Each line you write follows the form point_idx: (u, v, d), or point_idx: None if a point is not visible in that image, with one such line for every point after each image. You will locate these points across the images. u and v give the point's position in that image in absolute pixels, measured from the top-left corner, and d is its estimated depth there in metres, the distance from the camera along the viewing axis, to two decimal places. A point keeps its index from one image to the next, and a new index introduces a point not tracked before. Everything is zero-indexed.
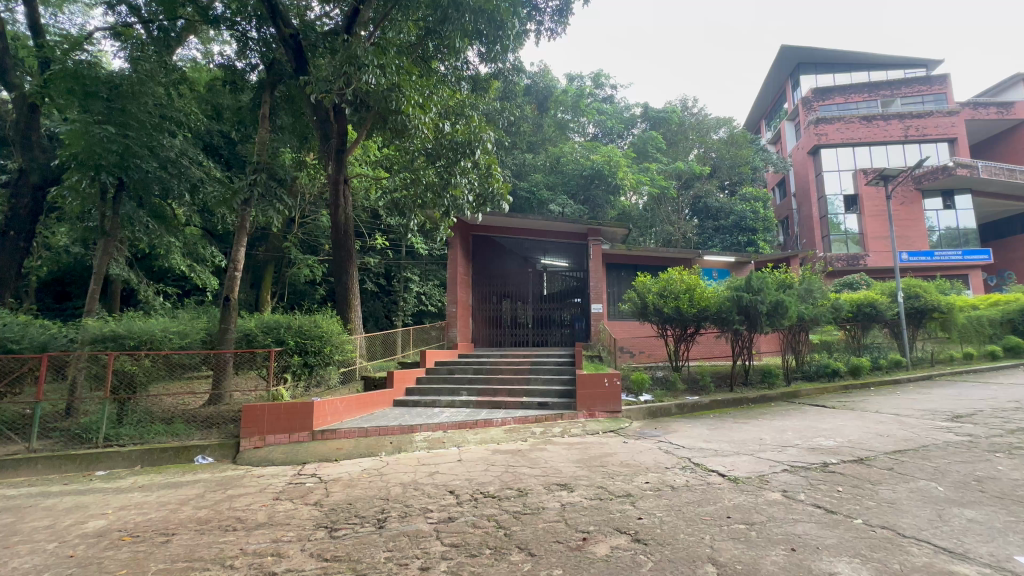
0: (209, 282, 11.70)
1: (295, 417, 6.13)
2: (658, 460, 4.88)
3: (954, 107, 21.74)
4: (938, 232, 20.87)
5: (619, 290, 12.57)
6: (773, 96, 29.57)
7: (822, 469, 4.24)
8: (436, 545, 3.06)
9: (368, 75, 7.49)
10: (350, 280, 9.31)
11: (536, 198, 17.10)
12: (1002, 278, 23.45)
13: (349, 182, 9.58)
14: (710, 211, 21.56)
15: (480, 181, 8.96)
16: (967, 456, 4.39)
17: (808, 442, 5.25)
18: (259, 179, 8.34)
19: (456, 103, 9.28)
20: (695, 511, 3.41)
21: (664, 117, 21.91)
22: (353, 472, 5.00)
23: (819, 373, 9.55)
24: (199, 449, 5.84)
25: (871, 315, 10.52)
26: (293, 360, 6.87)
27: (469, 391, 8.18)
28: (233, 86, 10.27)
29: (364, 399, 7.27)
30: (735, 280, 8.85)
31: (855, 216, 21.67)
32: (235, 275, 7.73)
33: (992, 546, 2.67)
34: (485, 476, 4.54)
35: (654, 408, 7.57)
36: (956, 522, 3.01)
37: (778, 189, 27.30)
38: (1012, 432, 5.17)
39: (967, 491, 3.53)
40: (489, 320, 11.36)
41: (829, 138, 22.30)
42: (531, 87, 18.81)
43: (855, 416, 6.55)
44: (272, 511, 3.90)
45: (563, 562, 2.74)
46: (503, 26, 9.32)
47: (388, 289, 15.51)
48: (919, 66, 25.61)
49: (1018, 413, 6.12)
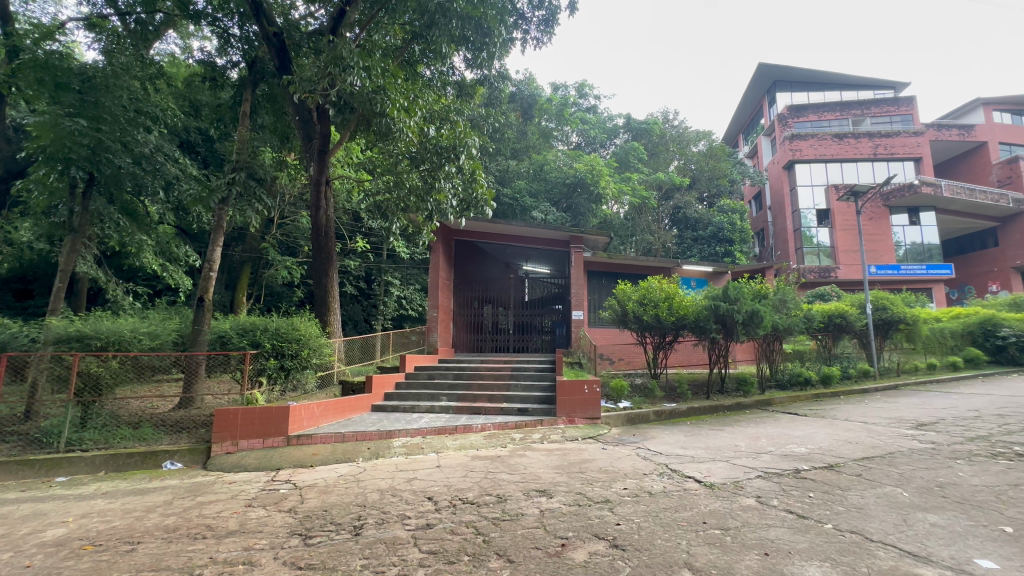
0: (182, 282, 11.32)
1: (271, 422, 6.02)
2: (637, 466, 4.93)
3: (920, 128, 22.71)
4: (904, 247, 21.73)
5: (599, 297, 12.67)
6: (751, 110, 30.29)
7: (794, 475, 4.34)
8: (414, 552, 3.02)
9: (354, 78, 7.44)
10: (329, 282, 9.15)
11: (519, 204, 17.16)
12: (963, 292, 24.42)
13: (331, 184, 9.42)
14: (688, 222, 21.99)
15: (465, 186, 9.00)
16: (931, 463, 4.56)
17: (780, 449, 5.37)
18: (238, 178, 8.22)
19: (441, 108, 9.30)
20: (672, 517, 3.45)
21: (645, 128, 22.41)
22: (328, 478, 4.91)
23: (792, 381, 9.79)
24: (167, 455, 5.66)
25: (841, 325, 10.82)
26: (269, 364, 6.74)
27: (449, 397, 8.11)
28: (212, 83, 10.03)
29: (342, 404, 7.17)
30: (713, 289, 9.02)
31: (827, 230, 22.35)
32: (211, 275, 7.54)
33: (954, 550, 2.77)
34: (464, 482, 4.51)
35: (633, 415, 7.63)
36: (920, 526, 3.13)
37: (755, 202, 28.06)
38: (971, 440, 5.39)
39: (930, 496, 3.67)
40: (471, 325, 11.35)
41: (804, 153, 23.06)
42: (517, 94, 18.81)
43: (824, 424, 6.75)
44: (244, 518, 3.80)
45: (542, 568, 2.74)
46: (490, 33, 9.48)
47: (367, 292, 15.35)
48: (887, 87, 26.74)
49: (977, 421, 6.38)
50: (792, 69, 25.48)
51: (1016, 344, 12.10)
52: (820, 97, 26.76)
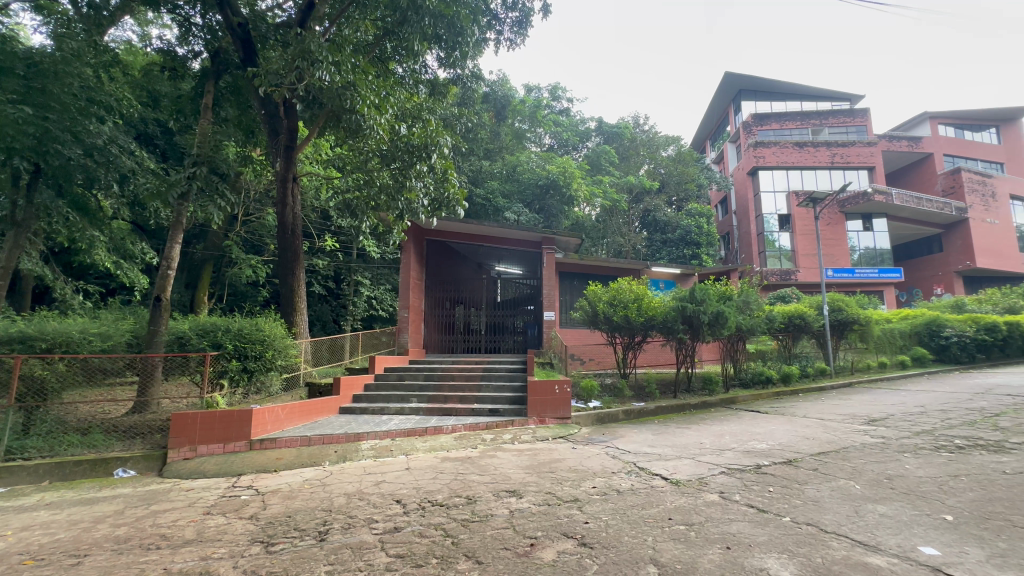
0: (138, 280, 10.58)
1: (232, 426, 5.82)
2: (606, 465, 4.99)
3: (874, 138, 23.91)
4: (858, 252, 22.83)
5: (570, 298, 12.82)
6: (717, 117, 31.23)
7: (755, 471, 4.49)
8: (381, 556, 2.97)
9: (323, 73, 7.29)
10: (296, 281, 8.90)
11: (491, 205, 17.09)
12: (912, 295, 25.81)
13: (299, 180, 9.18)
14: (657, 225, 22.47)
15: (436, 185, 8.91)
16: (881, 456, 4.80)
17: (742, 445, 5.55)
18: (199, 173, 7.89)
19: (413, 107, 9.24)
20: (639, 514, 3.51)
21: (616, 133, 22.89)
22: (293, 482, 4.77)
23: (754, 380, 10.14)
24: (119, 462, 5.37)
25: (801, 325, 11.26)
26: (231, 365, 6.48)
27: (419, 399, 8.01)
28: (172, 73, 9.60)
29: (308, 407, 6.97)
30: (680, 290, 9.24)
31: (788, 234, 23.26)
32: (168, 273, 7.22)
33: (900, 538, 2.93)
34: (433, 484, 4.46)
35: (602, 414, 7.74)
36: (870, 517, 3.29)
37: (721, 206, 28.93)
38: (918, 434, 5.71)
39: (880, 488, 3.86)
40: (442, 325, 11.26)
41: (767, 160, 23.95)
42: (489, 95, 18.37)
43: (785, 420, 7.01)
44: (202, 527, 3.64)
45: (510, 568, 2.74)
46: (462, 32, 9.47)
47: (337, 292, 15.03)
48: (844, 99, 28.08)
49: (923, 416, 6.75)
50: (756, 79, 26.40)
51: (958, 343, 12.86)
52: (782, 107, 27.81)
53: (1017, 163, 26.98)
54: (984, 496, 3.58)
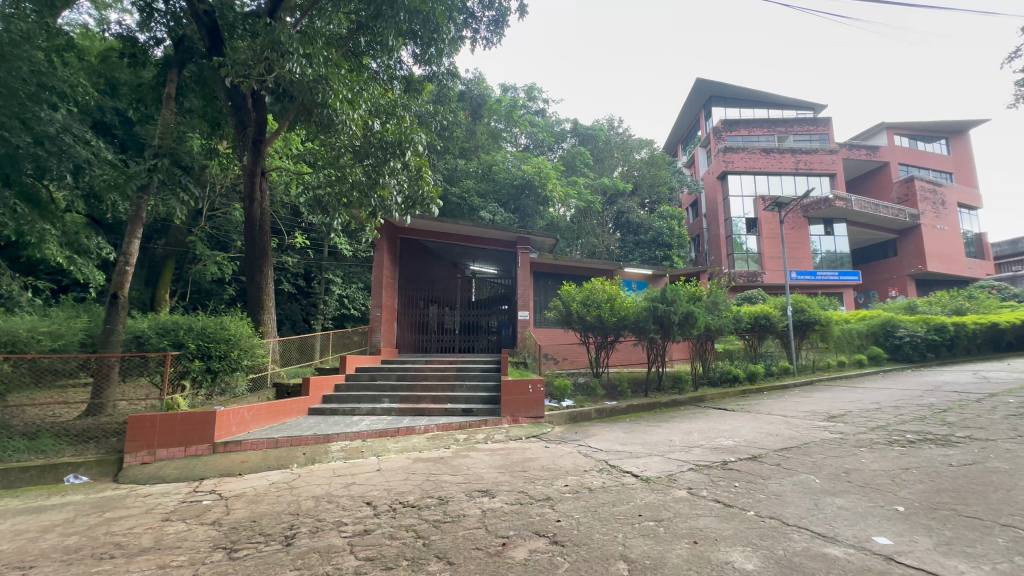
0: (93, 276, 9.93)
1: (193, 429, 5.59)
2: (578, 463, 5.03)
3: (835, 146, 24.92)
4: (820, 255, 23.79)
5: (545, 298, 12.90)
6: (689, 122, 31.95)
7: (722, 467, 4.62)
8: (350, 560, 2.91)
9: (293, 65, 7.08)
10: (264, 279, 8.63)
11: (467, 204, 16.98)
12: (869, 296, 27.08)
13: (268, 175, 8.91)
14: (631, 227, 22.79)
15: (410, 183, 8.70)
16: (839, 451, 5.01)
17: (710, 442, 5.69)
18: (161, 165, 7.53)
19: (387, 103, 9.12)
20: (610, 511, 3.55)
21: (591, 134, 23.17)
22: (258, 486, 4.63)
23: (722, 378, 10.44)
24: (70, 468, 5.09)
25: (766, 326, 11.63)
26: (193, 366, 6.20)
27: (391, 399, 7.91)
28: (132, 60, 9.15)
29: (275, 408, 6.78)
30: (652, 291, 9.41)
31: (754, 238, 24.03)
32: (126, 269, 6.88)
33: (857, 529, 3.06)
34: (405, 485, 4.41)
35: (575, 413, 7.81)
36: (829, 509, 3.42)
37: (692, 209, 29.62)
38: (873, 429, 5.99)
39: (838, 482, 4.02)
40: (415, 324, 11.13)
41: (735, 165, 24.64)
42: (466, 93, 18.43)
43: (750, 418, 7.23)
44: (160, 534, 3.49)
45: (481, 568, 2.73)
46: (438, 29, 9.38)
47: (307, 290, 14.67)
48: (808, 108, 29.18)
49: (878, 413, 7.09)
50: (725, 85, 27.13)
51: (910, 343, 13.54)
52: (751, 114, 28.65)
53: (965, 173, 28.63)
54: (933, 487, 3.78)
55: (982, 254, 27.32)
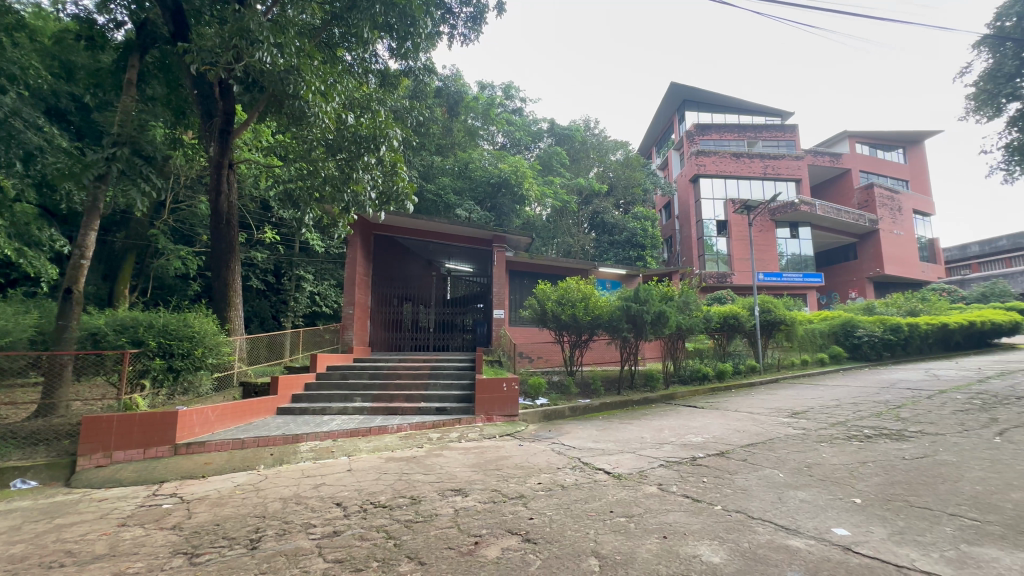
0: (45, 270, 9.39)
1: (154, 430, 5.37)
2: (551, 461, 5.07)
3: (801, 153, 25.80)
4: (786, 257, 24.63)
5: (520, 297, 12.92)
6: (663, 125, 32.52)
7: (691, 463, 4.72)
8: (318, 562, 2.84)
9: (263, 54, 6.85)
10: (230, 275, 8.35)
11: (443, 201, 16.86)
12: (831, 298, 28.17)
13: (235, 167, 8.63)
14: (606, 227, 23.05)
15: (385, 178, 8.58)
16: (802, 446, 5.19)
17: (680, 439, 5.81)
18: (120, 154, 7.17)
19: (362, 97, 8.97)
20: (582, 508, 3.59)
21: (568, 134, 23.35)
22: (223, 489, 4.48)
23: (692, 376, 10.68)
24: (17, 473, 4.80)
25: (734, 325, 11.98)
26: (154, 364, 5.95)
27: (364, 397, 7.79)
28: (90, 44, 8.70)
29: (241, 408, 6.58)
30: (626, 290, 9.54)
31: (724, 240, 24.68)
32: (82, 263, 6.55)
33: (817, 521, 3.18)
34: (377, 485, 4.34)
35: (549, 411, 7.85)
36: (792, 502, 3.55)
37: (665, 211, 30.18)
38: (833, 425, 6.23)
39: (800, 476, 4.17)
40: (389, 322, 10.98)
41: (707, 168, 25.24)
42: (443, 90, 18.19)
43: (718, 415, 7.42)
44: (116, 540, 3.34)
45: (452, 568, 2.71)
46: (415, 23, 9.27)
47: (277, 287, 14.27)
48: (776, 114, 30.12)
49: (838, 409, 7.39)
50: (699, 90, 27.68)
51: (868, 342, 14.16)
52: (722, 118, 29.36)
53: (920, 181, 30.09)
54: (887, 480, 3.96)
55: (934, 258, 28.79)
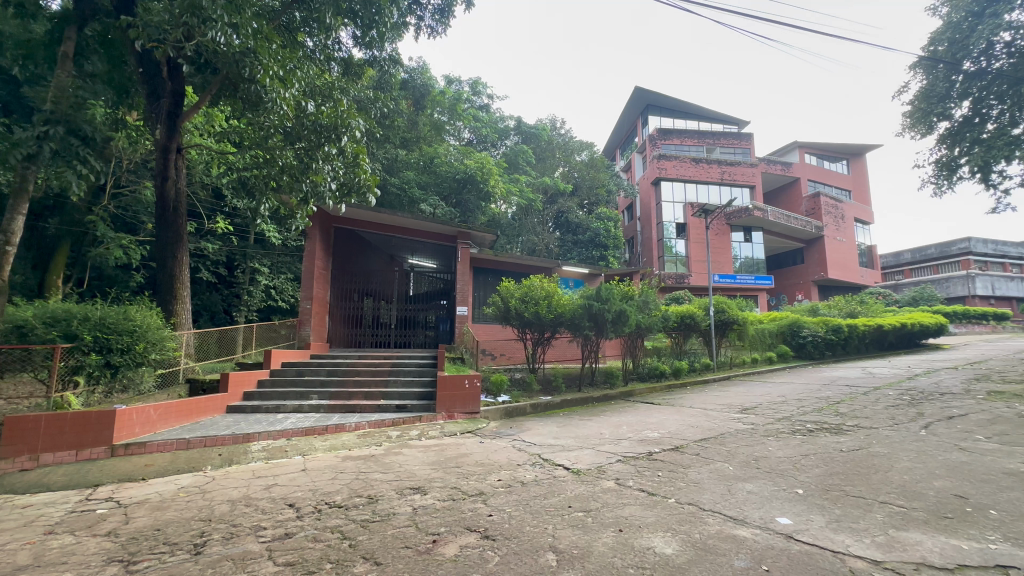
0: None
1: (87, 430, 5.02)
2: (511, 458, 5.09)
3: (755, 160, 26.97)
4: (739, 260, 25.72)
5: (483, 294, 12.89)
6: (627, 128, 33.23)
7: (647, 458, 4.86)
8: (267, 566, 2.74)
9: (217, 34, 6.45)
10: (177, 266, 7.88)
11: (407, 195, 16.54)
12: (779, 300, 29.64)
13: (185, 153, 8.15)
14: (570, 226, 23.35)
15: (345, 169, 8.28)
16: (751, 441, 5.44)
17: (637, 435, 5.97)
18: (54, 134, 6.62)
19: (323, 84, 8.71)
20: (541, 504, 3.61)
21: (534, 133, 23.49)
22: (165, 491, 4.24)
23: (649, 373, 11.00)
24: None
25: (690, 325, 12.45)
26: (88, 360, 5.55)
27: (320, 395, 7.55)
28: (19, 10, 7.99)
29: (187, 407, 6.25)
30: (588, 289, 9.67)
31: (683, 242, 25.53)
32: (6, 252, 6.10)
33: (763, 511, 3.34)
34: (333, 485, 4.22)
35: (511, 408, 7.88)
36: (740, 494, 3.70)
37: (627, 212, 30.85)
38: (779, 420, 6.56)
39: (749, 468, 4.37)
40: (349, 318, 10.73)
41: (668, 172, 26.01)
42: (408, 82, 17.86)
43: (674, 411, 7.67)
44: (41, 549, 3.09)
45: (410, 567, 2.67)
46: (380, 12, 9.03)
47: (229, 279, 13.64)
48: (733, 122, 31.31)
49: (783, 405, 7.79)
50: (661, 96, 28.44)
51: (811, 342, 15.00)
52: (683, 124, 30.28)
53: (862, 192, 32.07)
54: (826, 471, 4.21)
55: (872, 264, 30.70)
